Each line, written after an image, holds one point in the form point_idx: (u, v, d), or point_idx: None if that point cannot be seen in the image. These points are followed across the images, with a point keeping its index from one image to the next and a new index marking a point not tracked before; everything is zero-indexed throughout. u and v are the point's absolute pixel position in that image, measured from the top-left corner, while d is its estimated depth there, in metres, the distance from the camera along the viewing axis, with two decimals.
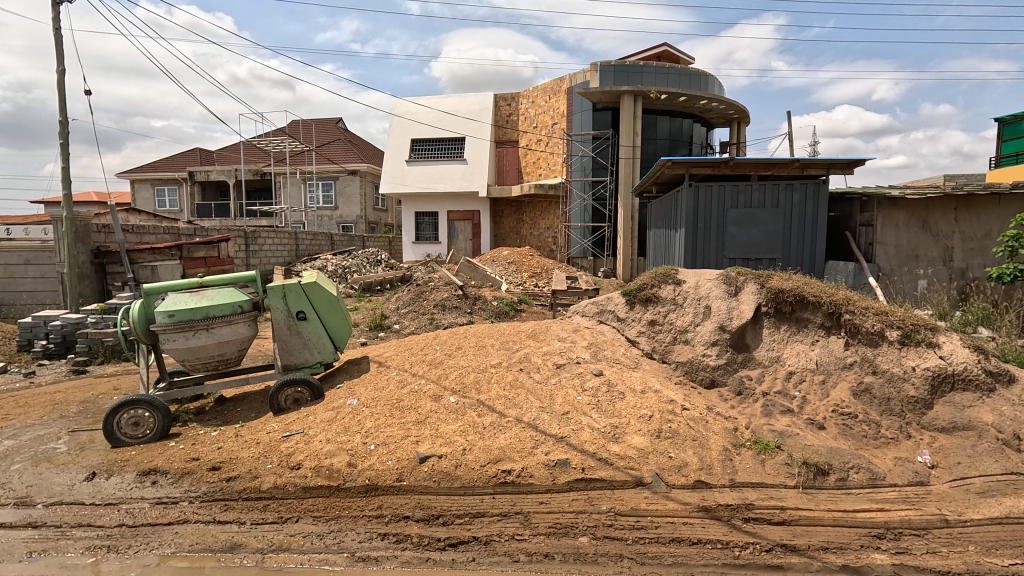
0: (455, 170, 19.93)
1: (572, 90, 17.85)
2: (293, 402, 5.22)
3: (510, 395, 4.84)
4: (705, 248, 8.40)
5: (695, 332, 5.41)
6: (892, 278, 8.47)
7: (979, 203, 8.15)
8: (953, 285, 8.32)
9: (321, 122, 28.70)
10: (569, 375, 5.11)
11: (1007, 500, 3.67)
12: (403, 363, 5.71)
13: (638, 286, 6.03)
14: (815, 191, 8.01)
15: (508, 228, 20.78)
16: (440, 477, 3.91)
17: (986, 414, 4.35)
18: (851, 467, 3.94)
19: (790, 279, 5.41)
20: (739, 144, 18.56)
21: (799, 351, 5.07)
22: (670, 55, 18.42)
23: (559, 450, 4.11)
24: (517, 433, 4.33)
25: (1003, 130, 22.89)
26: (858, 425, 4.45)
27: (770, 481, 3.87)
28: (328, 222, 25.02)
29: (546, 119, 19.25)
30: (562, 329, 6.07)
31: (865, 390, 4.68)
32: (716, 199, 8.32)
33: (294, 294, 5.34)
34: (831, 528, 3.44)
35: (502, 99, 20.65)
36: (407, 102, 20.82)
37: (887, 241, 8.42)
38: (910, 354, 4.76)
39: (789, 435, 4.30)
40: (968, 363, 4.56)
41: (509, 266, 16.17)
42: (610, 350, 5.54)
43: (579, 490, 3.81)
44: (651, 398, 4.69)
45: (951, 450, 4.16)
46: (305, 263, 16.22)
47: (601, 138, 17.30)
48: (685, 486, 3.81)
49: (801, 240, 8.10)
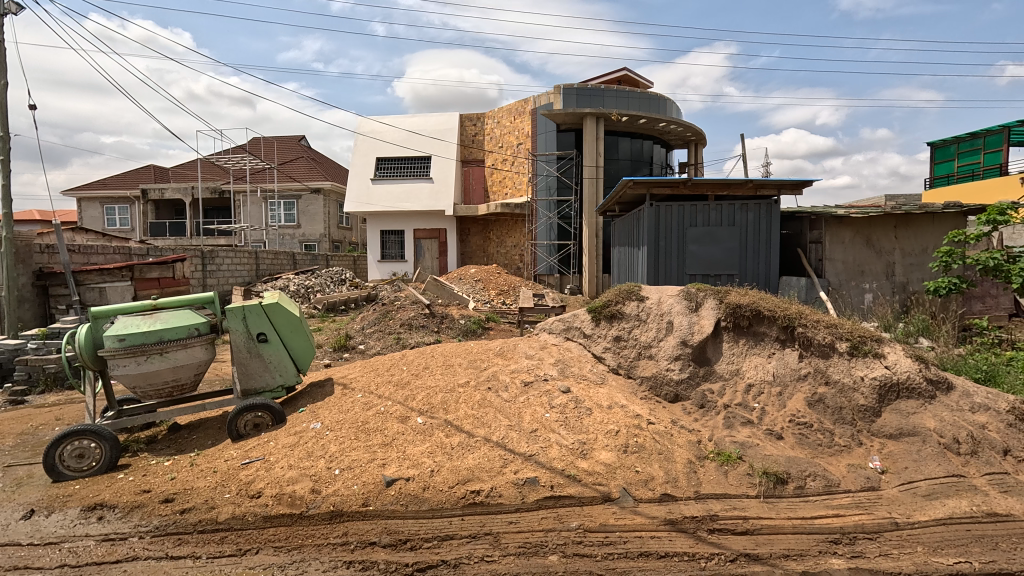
0: (421, 189, 19.89)
1: (536, 111, 18.21)
2: (252, 427, 5.03)
3: (477, 415, 4.82)
4: (667, 266, 8.65)
5: (658, 347, 5.54)
6: (841, 292, 8.87)
7: (916, 221, 8.79)
8: (896, 298, 8.86)
9: (283, 141, 28.34)
10: (537, 393, 5.13)
11: (950, 501, 3.88)
12: (368, 384, 5.59)
13: (603, 303, 6.12)
14: (768, 211, 8.43)
15: (475, 246, 20.87)
16: (407, 501, 3.84)
17: (929, 420, 4.62)
18: (808, 475, 4.10)
19: (747, 295, 5.61)
20: (697, 165, 19.32)
21: (757, 363, 5.26)
22: (630, 80, 19.16)
23: (528, 469, 4.11)
24: (485, 452, 4.30)
25: (934, 155, 24.69)
26: (813, 434, 4.64)
27: (733, 492, 3.99)
28: (290, 241, 24.43)
29: (511, 139, 19.54)
30: (529, 346, 6.11)
31: (818, 400, 4.88)
32: (677, 217, 8.61)
33: (254, 315, 5.19)
34: (792, 535, 3.54)
35: (467, 119, 20.94)
36: (372, 120, 20.91)
37: (835, 257, 8.85)
38: (859, 365, 5.02)
39: (749, 446, 4.45)
40: (911, 372, 4.84)
41: (476, 284, 16.19)
42: (577, 366, 5.61)
43: (548, 509, 3.82)
44: (618, 414, 4.76)
45: (899, 456, 4.38)
46: (266, 283, 15.77)
47: (565, 158, 17.78)
48: (651, 500, 3.88)
49: (756, 257, 8.48)
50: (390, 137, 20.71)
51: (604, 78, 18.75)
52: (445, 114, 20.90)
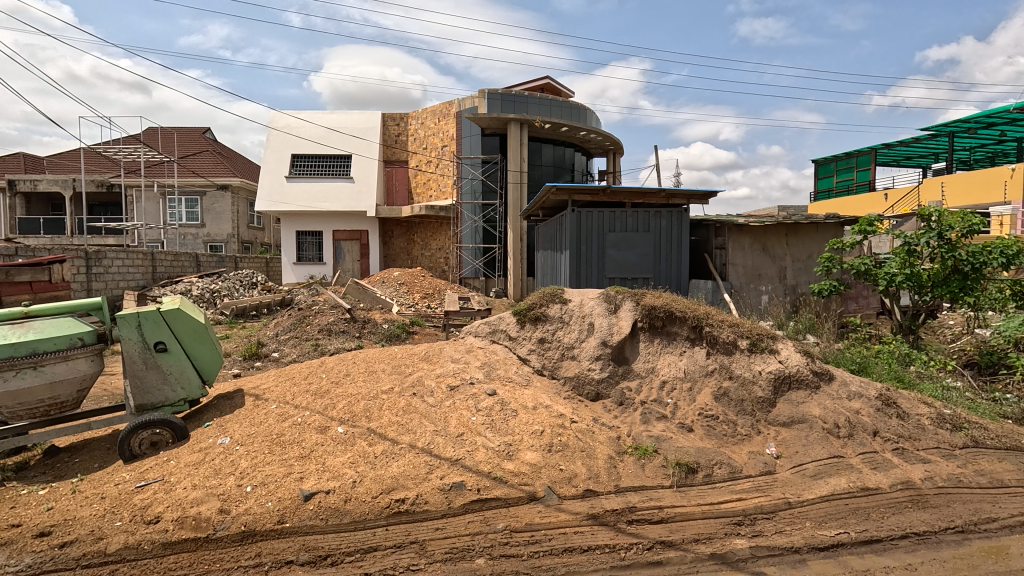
0: (340, 188, 19.13)
1: (460, 114, 18.18)
2: (149, 446, 4.57)
3: (402, 421, 4.71)
4: (588, 269, 8.96)
5: (580, 348, 5.74)
6: (742, 294, 9.69)
7: (803, 230, 9.80)
8: (787, 299, 9.83)
9: (184, 132, 26.07)
10: (462, 397, 5.11)
11: (832, 479, 4.36)
12: (283, 394, 5.28)
13: (528, 305, 6.23)
14: (679, 218, 9.06)
15: (398, 248, 20.41)
16: (328, 515, 3.68)
17: (815, 408, 5.16)
18: (715, 464, 4.44)
19: (661, 297, 5.96)
20: (615, 173, 20.24)
21: (670, 361, 5.61)
22: (553, 88, 19.70)
23: (454, 474, 4.08)
24: (410, 459, 4.22)
25: (818, 171, 27.66)
26: (719, 425, 5.02)
27: (649, 483, 4.22)
28: (193, 241, 22.50)
29: (435, 141, 19.34)
30: (455, 350, 6.08)
31: (724, 394, 5.29)
32: (597, 223, 8.97)
33: (151, 322, 4.73)
34: (701, 520, 3.81)
35: (390, 119, 20.45)
36: (287, 115, 19.83)
37: (737, 262, 9.65)
38: (757, 360, 5.51)
39: (663, 439, 4.73)
40: (800, 366, 5.40)
41: (400, 288, 15.83)
42: (503, 368, 5.67)
43: (475, 512, 3.82)
44: (542, 414, 4.87)
45: (791, 441, 4.86)
46: (164, 287, 14.40)
47: (490, 162, 17.91)
48: (574, 496, 4.00)
49: (669, 261, 9.06)
50: (307, 133, 19.74)
51: (528, 85, 19.11)
52: (367, 112, 20.27)
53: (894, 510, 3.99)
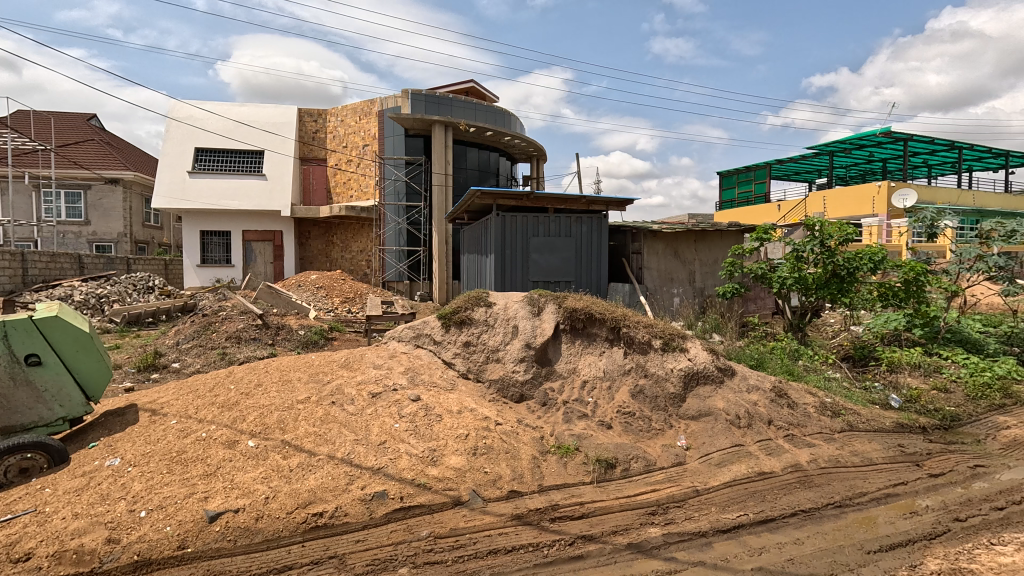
0: (251, 186, 17.93)
1: (383, 113, 17.75)
2: (18, 473, 4.01)
3: (320, 432, 4.50)
4: (513, 273, 9.06)
5: (504, 351, 5.80)
6: (656, 296, 10.27)
7: (709, 237, 10.59)
8: (696, 301, 10.56)
9: (64, 118, 23.22)
10: (385, 404, 4.98)
11: (734, 466, 4.75)
12: (185, 408, 4.85)
13: (453, 309, 6.21)
14: (598, 224, 9.47)
15: (316, 250, 19.48)
16: (236, 536, 3.43)
17: (719, 401, 5.59)
18: (631, 458, 4.67)
19: (582, 300, 6.19)
20: (539, 179, 20.70)
21: (591, 361, 5.83)
22: (477, 92, 19.77)
23: (376, 483, 3.97)
24: (329, 470, 4.05)
25: (722, 183, 29.99)
26: (635, 421, 5.29)
27: (571, 480, 4.35)
28: (75, 240, 20.07)
29: (356, 140, 18.70)
30: (377, 356, 5.92)
31: (639, 391, 5.58)
32: (521, 227, 9.12)
33: (20, 332, 4.17)
34: (619, 513, 3.99)
35: (307, 114, 19.41)
36: (189, 105, 18.33)
37: (651, 266, 10.22)
38: (669, 358, 5.88)
39: (584, 437, 4.91)
40: (706, 363, 5.83)
41: (318, 292, 15.11)
42: (427, 373, 5.60)
43: (398, 521, 3.74)
44: (467, 417, 4.86)
45: (699, 433, 5.23)
46: (38, 292, 12.70)
47: (414, 164, 17.63)
48: (499, 498, 4.04)
49: (590, 265, 9.43)
50: (212, 126, 18.34)
51: (452, 88, 19.04)
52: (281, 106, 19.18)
53: (785, 491, 4.41)
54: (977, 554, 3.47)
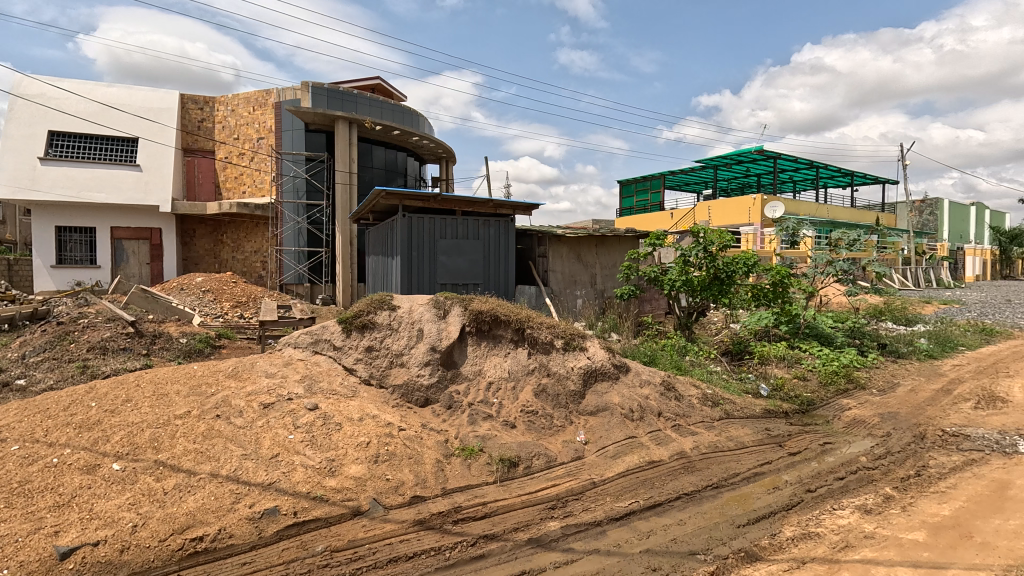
0: (121, 177, 15.96)
1: (280, 105, 16.68)
2: None
3: (202, 449, 4.12)
4: (420, 275, 8.93)
5: (409, 355, 5.70)
6: (561, 298, 10.66)
7: (609, 242, 11.21)
8: (597, 302, 11.12)
9: None
10: (278, 415, 4.68)
11: (627, 457, 5.07)
12: (32, 431, 4.20)
13: (354, 313, 5.98)
14: (505, 228, 9.64)
15: (202, 250, 17.78)
16: (95, 571, 3.05)
17: (615, 396, 5.94)
18: (533, 455, 4.81)
19: (487, 302, 6.25)
20: (448, 180, 20.61)
21: (496, 363, 5.91)
22: (384, 90, 19.25)
23: (267, 499, 3.72)
24: (212, 490, 3.73)
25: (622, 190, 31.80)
26: (538, 419, 5.46)
27: (475, 481, 4.39)
28: None
29: (249, 132, 17.36)
30: (270, 364, 5.55)
31: (542, 390, 5.76)
32: (428, 229, 9.02)
33: None
34: (520, 509, 4.10)
35: (190, 101, 17.60)
36: (40, 82, 16.02)
37: (556, 269, 10.59)
38: (570, 357, 6.13)
39: (489, 438, 4.97)
40: (604, 360, 6.17)
41: (204, 296, 13.80)
42: (326, 381, 5.35)
43: (290, 537, 3.53)
44: (369, 424, 4.72)
45: (596, 428, 5.51)
46: None
47: (315, 160, 16.74)
48: (401, 505, 3.97)
49: (497, 267, 9.56)
50: (71, 108, 16.16)
51: (357, 83, 18.38)
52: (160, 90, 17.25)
53: (671, 476, 4.80)
54: (823, 519, 4.02)
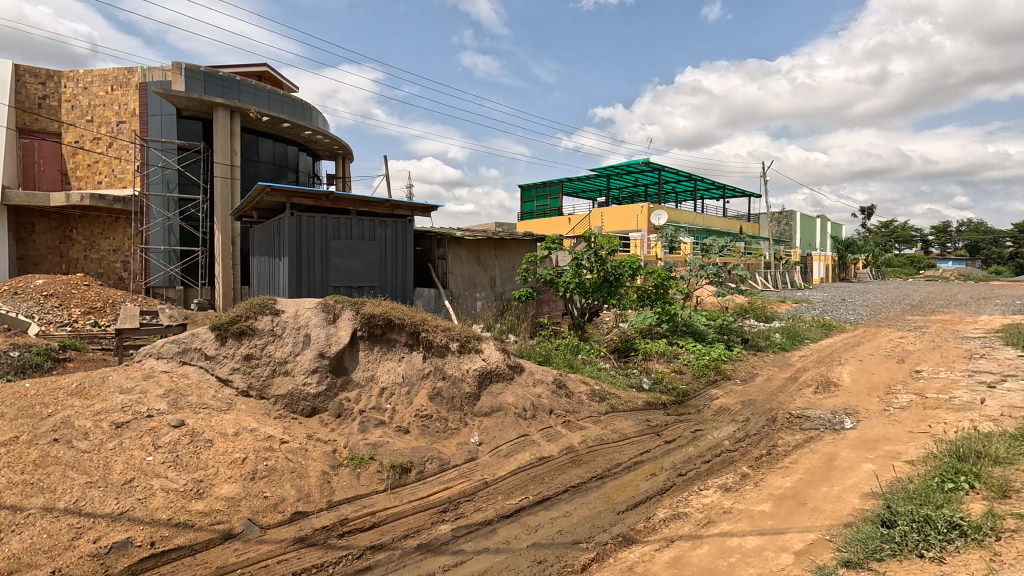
0: None
1: (146, 86, 14.89)
2: None
3: (32, 480, 3.54)
4: (309, 277, 8.43)
5: (294, 362, 5.37)
6: (460, 300, 10.66)
7: (508, 245, 11.44)
8: (496, 304, 11.28)
9: None
10: (135, 435, 4.16)
11: (520, 455, 5.20)
12: None
13: (230, 318, 5.48)
14: (403, 229, 9.44)
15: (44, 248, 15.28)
16: None
17: (509, 396, 6.07)
18: (426, 460, 4.77)
19: (381, 305, 6.08)
20: (344, 179, 19.73)
21: (389, 368, 5.76)
22: (272, 78, 17.96)
23: (117, 531, 3.29)
24: (45, 527, 3.21)
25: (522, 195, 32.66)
26: (433, 423, 5.41)
27: (364, 491, 4.24)
28: None
29: (107, 114, 15.27)
30: (127, 378, 4.91)
31: (437, 394, 5.72)
32: (319, 229, 8.56)
33: None
34: (410, 516, 4.03)
35: (31, 75, 14.93)
36: None
37: (456, 271, 10.57)
38: (465, 360, 6.15)
39: (380, 445, 4.83)
40: (499, 361, 6.27)
41: (46, 300, 11.86)
42: (195, 394, 4.86)
43: (146, 571, 3.16)
44: (245, 439, 4.36)
45: (490, 428, 5.59)
46: None
47: (190, 150, 15.15)
48: (280, 523, 3.72)
49: (394, 269, 9.33)
50: None
51: (241, 69, 16.95)
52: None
53: (560, 471, 5.01)
54: (690, 499, 4.44)
